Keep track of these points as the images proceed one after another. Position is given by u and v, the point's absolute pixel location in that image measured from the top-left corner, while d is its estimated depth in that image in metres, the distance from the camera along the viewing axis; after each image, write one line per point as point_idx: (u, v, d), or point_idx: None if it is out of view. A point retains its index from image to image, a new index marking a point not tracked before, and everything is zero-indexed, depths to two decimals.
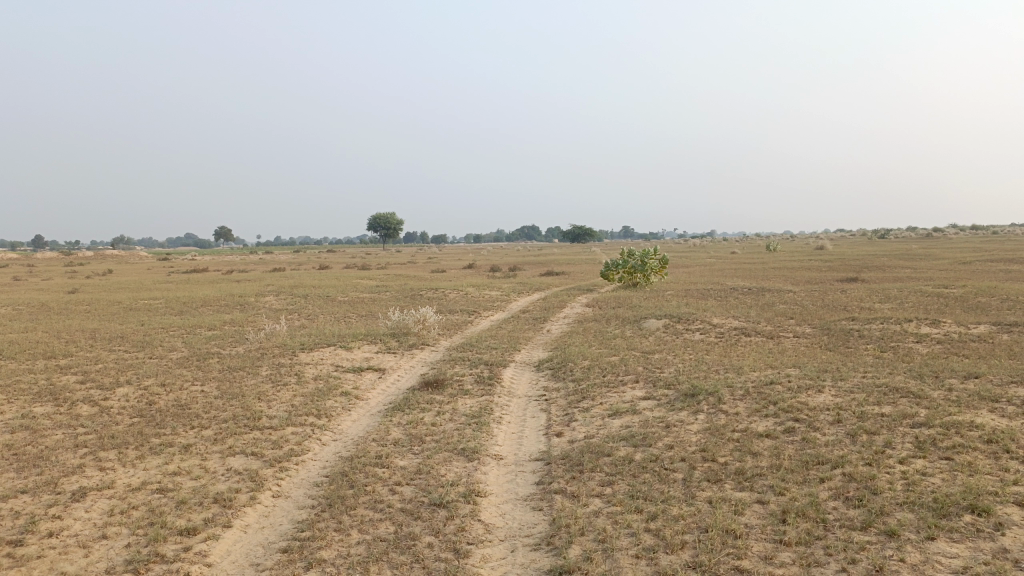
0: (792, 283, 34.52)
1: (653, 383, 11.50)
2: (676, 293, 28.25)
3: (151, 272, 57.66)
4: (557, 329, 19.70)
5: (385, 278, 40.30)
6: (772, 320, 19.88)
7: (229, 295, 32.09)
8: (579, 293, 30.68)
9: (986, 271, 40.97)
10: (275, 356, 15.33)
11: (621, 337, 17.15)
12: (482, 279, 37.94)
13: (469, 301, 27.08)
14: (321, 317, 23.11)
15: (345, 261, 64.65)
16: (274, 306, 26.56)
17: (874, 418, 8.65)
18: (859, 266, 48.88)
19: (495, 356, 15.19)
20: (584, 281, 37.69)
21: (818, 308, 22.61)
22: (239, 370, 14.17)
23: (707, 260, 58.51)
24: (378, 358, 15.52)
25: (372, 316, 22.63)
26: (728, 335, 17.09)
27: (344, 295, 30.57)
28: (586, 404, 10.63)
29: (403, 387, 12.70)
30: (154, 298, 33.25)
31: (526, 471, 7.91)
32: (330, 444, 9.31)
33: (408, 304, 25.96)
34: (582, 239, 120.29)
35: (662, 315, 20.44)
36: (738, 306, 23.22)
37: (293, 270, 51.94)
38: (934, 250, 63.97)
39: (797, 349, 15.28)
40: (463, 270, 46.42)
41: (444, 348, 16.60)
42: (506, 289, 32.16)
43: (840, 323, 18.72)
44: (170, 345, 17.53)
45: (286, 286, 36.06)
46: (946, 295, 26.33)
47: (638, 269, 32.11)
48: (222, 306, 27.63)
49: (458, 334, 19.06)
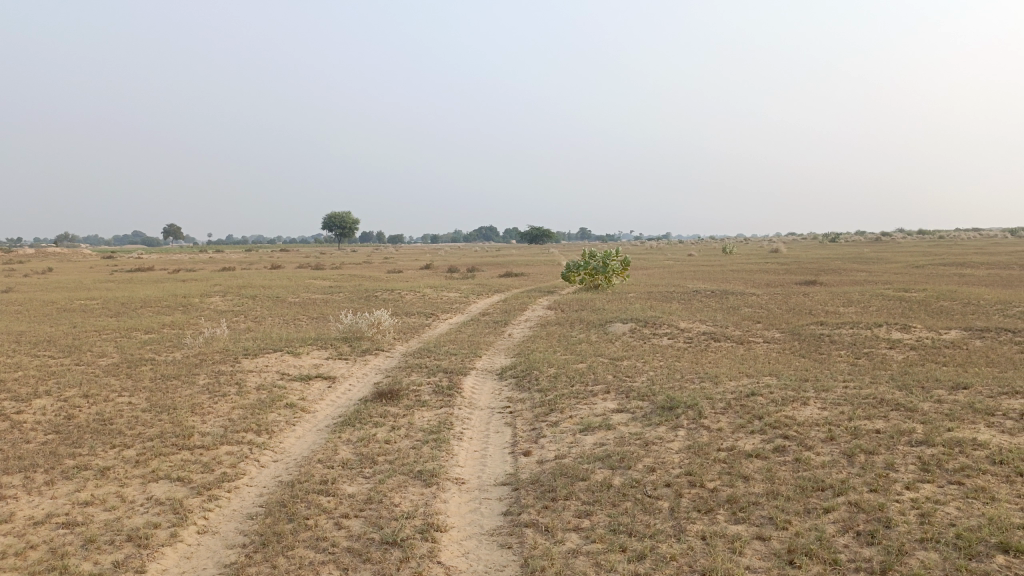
0: (753, 286, 34.22)
1: (625, 394, 10.68)
2: (639, 296, 27.59)
3: (93, 271, 55.18)
4: (519, 333, 18.80)
5: (339, 279, 38.92)
6: (739, 324, 19.29)
7: (172, 296, 30.49)
8: (540, 295, 29.85)
9: (941, 275, 41.34)
10: (216, 364, 14.14)
11: (587, 342, 16.32)
12: (440, 281, 36.86)
13: (426, 303, 26.04)
14: (269, 320, 21.83)
15: (298, 261, 62.86)
16: (220, 308, 25.16)
17: (870, 435, 7.94)
18: (816, 269, 49.04)
19: (455, 363, 14.23)
20: (544, 283, 36.88)
21: (784, 312, 22.16)
22: (174, 379, 12.95)
23: (666, 262, 58.38)
24: (328, 365, 14.42)
25: (324, 319, 21.44)
26: (697, 340, 16.43)
27: (296, 297, 29.25)
28: (554, 418, 9.76)
29: (354, 398, 11.67)
30: (91, 299, 31.41)
31: (491, 498, 7.00)
32: (270, 465, 8.29)
33: (362, 306, 24.79)
34: (540, 241, 119.90)
35: (628, 319, 19.69)
36: (703, 309, 22.66)
37: (243, 270, 50.10)
38: (886, 254, 64.69)
39: (769, 355, 14.63)
40: (420, 271, 45.30)
41: (399, 355, 15.56)
42: (465, 291, 31.17)
43: (808, 328, 18.18)
44: (100, 350, 16.17)
45: (234, 287, 34.44)
46: (908, 299, 26.15)
47: (599, 271, 31.40)
48: (164, 307, 26.13)
49: (415, 339, 18.02)
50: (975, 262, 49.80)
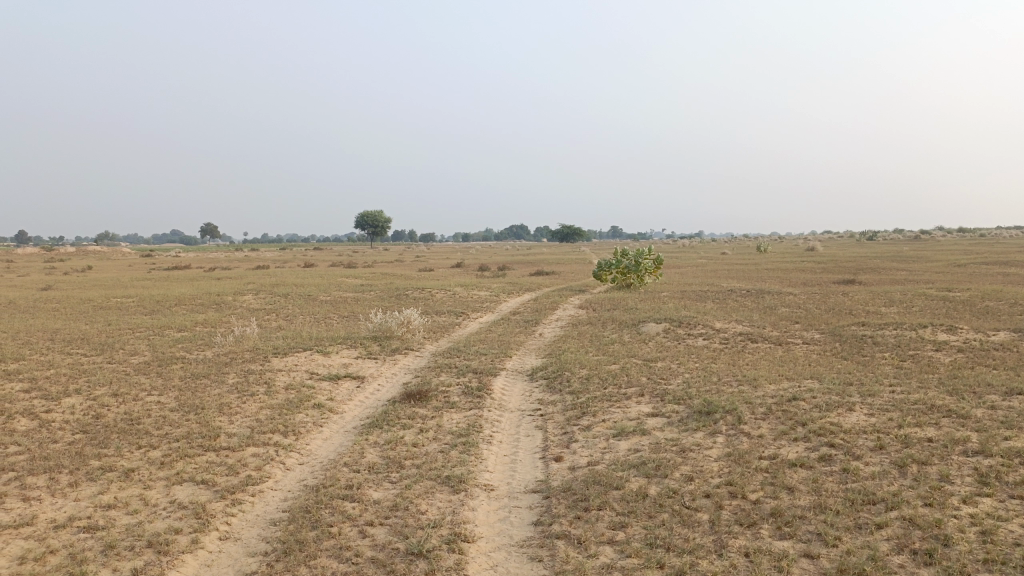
0: (789, 285, 33.51)
1: (660, 397, 10.32)
2: (672, 295, 27.10)
3: (132, 269, 56.04)
4: (550, 333, 18.49)
5: (370, 277, 38.91)
6: (777, 324, 18.79)
7: (205, 294, 30.70)
8: (571, 294, 29.50)
9: (984, 274, 40.17)
10: (245, 362, 14.05)
11: (620, 343, 15.96)
12: (470, 279, 36.66)
13: (457, 302, 25.83)
14: (300, 318, 21.79)
15: (330, 259, 63.23)
16: (252, 306, 25.22)
17: (921, 445, 7.52)
18: (854, 268, 48.02)
19: (485, 363, 13.97)
20: (576, 281, 36.52)
21: (823, 312, 21.57)
22: (203, 378, 12.88)
23: (699, 261, 57.61)
24: (357, 365, 14.25)
25: (354, 317, 21.36)
26: (733, 341, 15.98)
27: (327, 295, 29.26)
28: (587, 422, 9.45)
29: (383, 399, 11.47)
30: (126, 297, 31.75)
31: (521, 506, 6.73)
32: (295, 468, 8.10)
33: (392, 304, 24.68)
34: (571, 239, 119.37)
35: (662, 319, 19.28)
36: (739, 309, 22.14)
37: (275, 268, 50.44)
38: (926, 252, 63.09)
39: (810, 357, 14.15)
40: (451, 269, 45.17)
41: (429, 355, 15.34)
42: (496, 289, 30.93)
43: (849, 330, 17.62)
44: (132, 348, 16.21)
45: (266, 285, 34.60)
46: (952, 299, 25.35)
47: (632, 269, 30.96)
48: (197, 305, 26.27)
49: (445, 338, 17.83)
50: (1019, 261, 48.34)
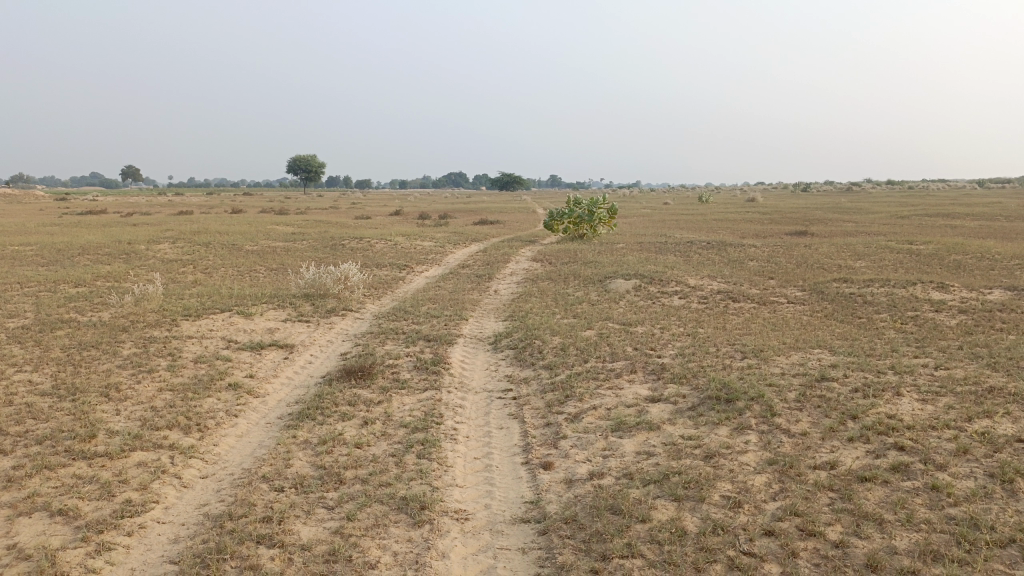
0: (744, 237, 32.24)
1: (657, 374, 8.52)
2: (630, 247, 25.39)
3: (44, 214, 51.49)
4: (506, 290, 16.50)
5: (304, 225, 36.08)
6: (752, 280, 17.22)
7: (116, 243, 27.57)
8: (522, 245, 27.53)
9: (931, 225, 39.77)
10: (148, 329, 11.68)
11: (588, 303, 14.11)
12: (411, 228, 34.29)
13: (399, 254, 23.55)
14: (221, 272, 19.25)
15: (260, 206, 59.45)
16: (168, 257, 22.48)
17: (1012, 447, 5.88)
18: (802, 219, 47.26)
19: (437, 328, 11.93)
20: (524, 232, 34.55)
21: (794, 266, 20.14)
22: (92, 349, 10.51)
23: (645, 210, 56.31)
24: (285, 330, 12.04)
25: (284, 271, 18.95)
26: (713, 301, 14.33)
27: (254, 245, 26.56)
28: (574, 411, 7.58)
29: (317, 376, 9.37)
30: (25, 245, 28.32)
31: (510, 551, 4.83)
32: (197, 485, 6.03)
33: (327, 256, 22.32)
34: (510, 187, 117.04)
35: (628, 274, 17.48)
36: (706, 263, 20.55)
37: (200, 215, 46.89)
38: (865, 204, 63.17)
39: (805, 321, 12.57)
40: (391, 217, 42.55)
41: (372, 317, 13.20)
42: (441, 240, 28.67)
43: (833, 286, 16.15)
44: (12, 308, 13.58)
45: (187, 233, 31.54)
46: (917, 252, 24.31)
47: (585, 219, 29.09)
48: (106, 255, 23.30)
49: (389, 296, 15.68)
50: (960, 213, 48.42)
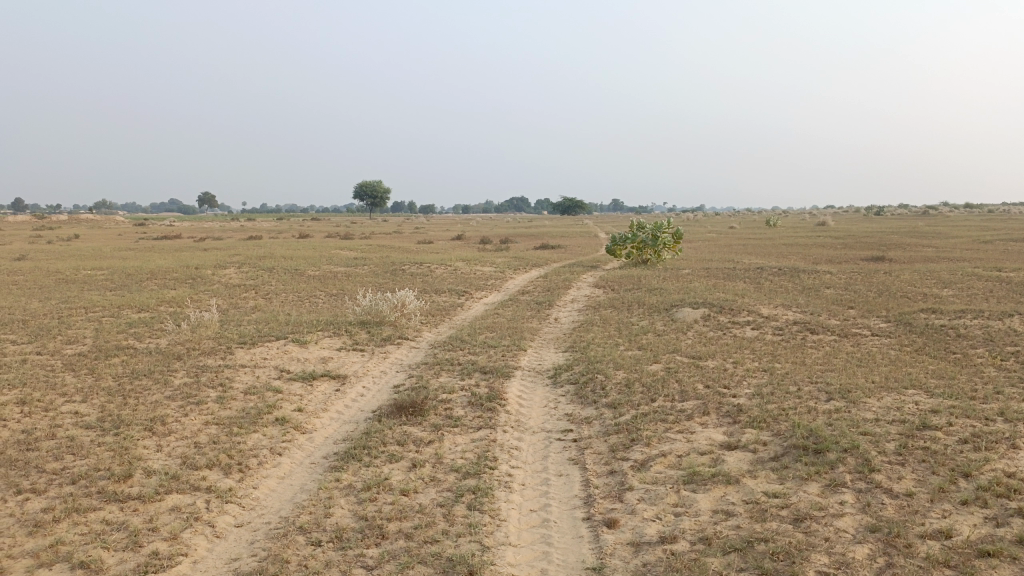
0: (817, 263, 30.89)
1: (733, 417, 7.76)
2: (696, 273, 24.46)
3: (120, 238, 53.17)
4: (567, 319, 15.85)
5: (367, 250, 36.17)
6: (830, 310, 16.17)
7: (183, 267, 27.99)
8: (584, 271, 26.85)
9: (1019, 251, 37.45)
10: (201, 357, 11.44)
11: (654, 334, 13.35)
12: (473, 252, 33.97)
13: (459, 279, 23.17)
14: (280, 297, 19.15)
15: (325, 230, 60.38)
16: (231, 282, 22.60)
17: None
18: (877, 244, 45.26)
19: (495, 360, 11.36)
20: (586, 256, 33.90)
21: (875, 295, 18.94)
22: (143, 378, 10.30)
23: (710, 234, 54.93)
24: (338, 359, 11.67)
25: (342, 297, 18.72)
26: (789, 333, 13.40)
27: (316, 269, 26.60)
28: (641, 457, 6.90)
29: (367, 411, 8.89)
30: (98, 269, 29.03)
31: None
32: (231, 535, 5.58)
33: (387, 282, 22.07)
34: (572, 211, 116.47)
35: (697, 303, 16.63)
36: (778, 291, 19.51)
37: (267, 239, 47.70)
38: (944, 227, 60.40)
39: (892, 356, 11.56)
40: (452, 242, 42.45)
41: (428, 346, 12.72)
42: (501, 265, 28.23)
43: (920, 317, 15.00)
44: (73, 334, 13.59)
45: (253, 258, 31.90)
46: (1009, 280, 22.69)
47: (649, 244, 28.28)
48: (172, 280, 23.58)
49: (446, 324, 15.22)
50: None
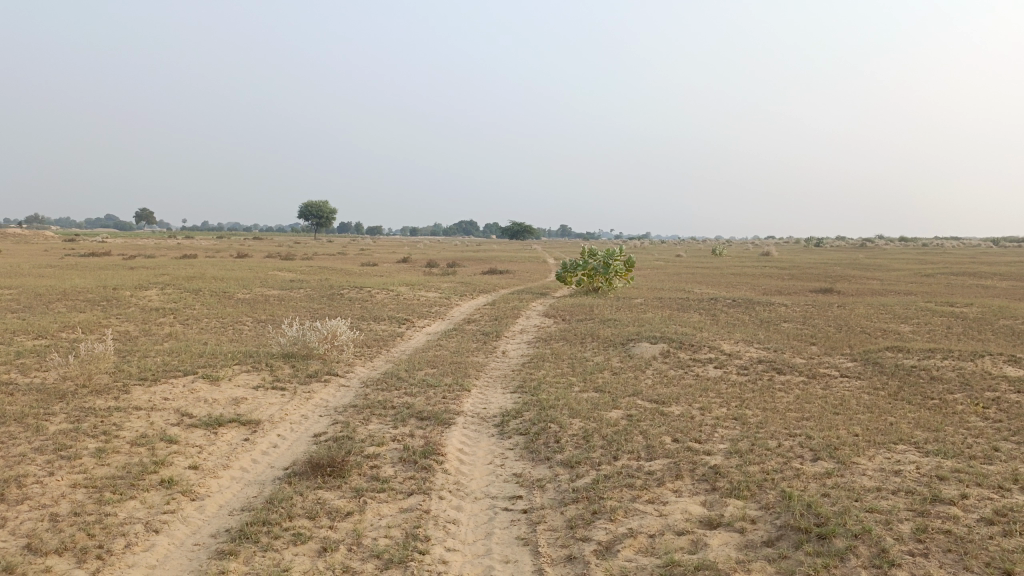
0: (768, 294, 30.36)
1: (711, 483, 6.57)
2: (649, 304, 23.52)
3: (43, 254, 50.22)
4: (516, 353, 14.57)
5: (305, 272, 34.39)
6: (793, 347, 15.25)
7: (101, 288, 25.83)
8: (533, 299, 25.68)
9: (961, 285, 37.67)
10: (89, 397, 9.79)
11: (611, 373, 12.17)
12: (417, 277, 32.50)
13: (400, 306, 21.70)
14: (202, 323, 17.43)
15: (263, 250, 58.15)
16: (151, 305, 20.70)
17: None
18: (823, 275, 45.33)
19: (433, 403, 10.01)
20: (535, 283, 32.77)
21: (835, 330, 18.19)
22: (11, 423, 8.64)
23: (659, 262, 54.53)
24: (254, 400, 10.18)
25: (270, 324, 17.11)
26: (755, 373, 12.38)
27: (247, 292, 24.80)
28: (606, 537, 5.65)
29: (277, 469, 7.44)
30: (5, 288, 26.60)
31: None
32: None
33: (323, 308, 20.50)
34: (519, 236, 115.84)
35: (654, 336, 15.56)
36: (736, 324, 18.62)
37: (201, 259, 45.39)
38: (884, 259, 61.39)
39: (869, 403, 10.60)
40: (397, 265, 40.91)
41: (358, 385, 11.26)
42: (446, 290, 26.86)
43: (888, 356, 14.18)
44: None
45: (181, 278, 29.84)
46: (963, 315, 22.30)
47: (599, 272, 27.31)
48: (85, 302, 21.56)
49: (382, 357, 13.80)
50: (987, 271, 46.42)
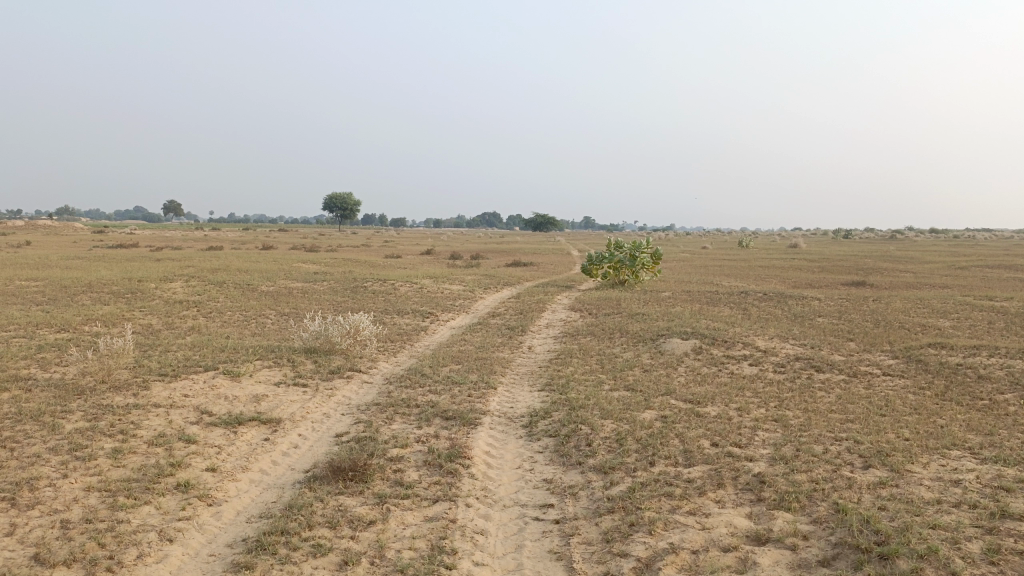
0: (799, 287, 29.68)
1: (756, 494, 6.15)
2: (678, 297, 23.02)
3: (72, 246, 50.71)
4: (543, 349, 14.19)
5: (330, 264, 34.22)
6: (830, 343, 14.71)
7: (126, 280, 25.81)
8: (559, 292, 25.23)
9: (998, 278, 36.60)
10: (107, 394, 9.56)
11: (642, 370, 11.75)
12: (441, 269, 32.16)
13: (425, 299, 21.40)
14: (225, 316, 17.23)
15: (286, 242, 58.23)
16: (175, 297, 20.57)
17: None
18: (854, 268, 44.39)
19: (459, 401, 9.67)
20: (560, 275, 32.33)
21: (873, 325, 17.58)
22: (28, 421, 8.42)
23: (685, 255, 53.85)
24: (275, 397, 9.90)
25: (293, 318, 16.88)
26: (792, 371, 11.90)
27: (271, 285, 24.64)
28: (646, 553, 5.26)
29: (297, 472, 7.14)
30: (33, 280, 26.69)
31: None
32: None
33: (347, 301, 20.24)
34: (543, 228, 115.27)
35: (685, 332, 15.10)
36: (769, 319, 18.07)
37: (225, 251, 45.38)
38: (915, 251, 60.10)
39: (915, 404, 10.08)
40: (422, 257, 40.68)
41: (382, 382, 10.95)
42: (470, 283, 26.51)
43: (931, 354, 13.60)
44: None
45: (205, 270, 29.75)
46: (1004, 310, 21.52)
47: (626, 264, 26.82)
48: (110, 294, 21.49)
49: (406, 352, 13.49)
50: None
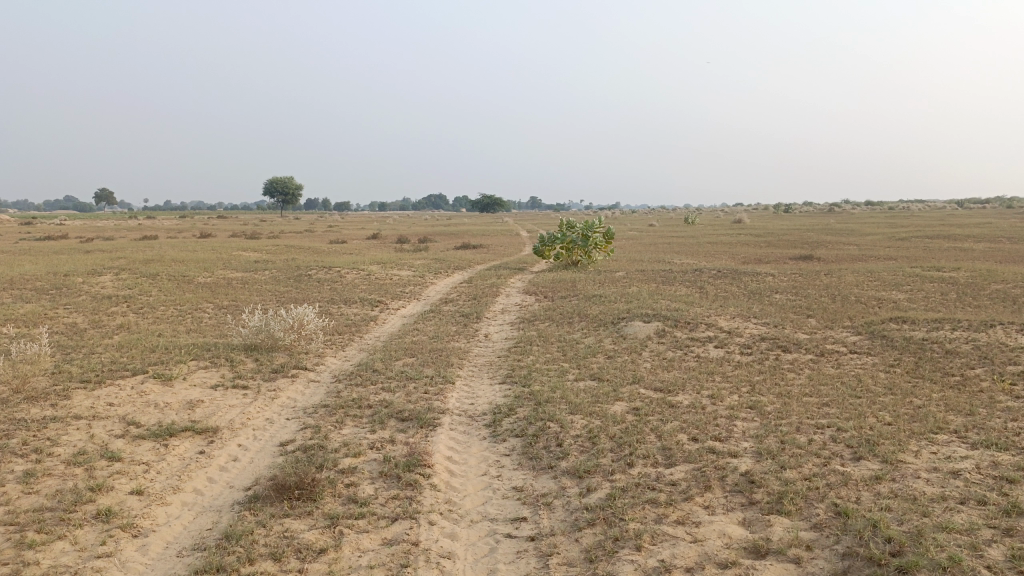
0: (751, 262, 29.60)
1: (747, 497, 5.62)
2: (633, 277, 22.62)
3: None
4: (500, 336, 13.54)
5: (272, 252, 32.87)
6: (792, 321, 14.39)
7: (52, 274, 24.24)
8: (512, 274, 24.58)
9: (940, 248, 37.25)
10: (22, 407, 8.58)
11: (606, 357, 11.19)
12: (389, 254, 31.18)
13: (373, 286, 20.51)
14: (159, 311, 16.12)
15: (226, 229, 56.20)
16: (104, 292, 19.23)
17: None
18: (801, 241, 44.80)
19: (414, 399, 8.96)
20: (512, 257, 31.67)
21: (831, 301, 17.39)
22: None
23: (635, 232, 53.77)
24: (212, 402, 9.05)
25: (233, 312, 15.87)
26: (760, 352, 11.48)
27: (210, 276, 23.39)
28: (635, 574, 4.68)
29: (237, 492, 6.37)
30: None
31: None
32: None
33: (291, 291, 19.24)
34: (490, 208, 114.31)
35: (646, 314, 14.62)
36: (728, 298, 17.74)
37: (161, 240, 43.36)
38: (857, 224, 61.14)
39: (889, 383, 9.73)
40: (368, 243, 39.52)
41: (330, 381, 10.16)
42: (420, 268, 25.68)
43: (895, 329, 13.35)
44: None
45: (139, 262, 28.19)
46: (953, 281, 21.66)
47: (578, 245, 26.32)
48: (33, 291, 20.03)
49: (355, 345, 12.69)
50: (962, 233, 46.19)
